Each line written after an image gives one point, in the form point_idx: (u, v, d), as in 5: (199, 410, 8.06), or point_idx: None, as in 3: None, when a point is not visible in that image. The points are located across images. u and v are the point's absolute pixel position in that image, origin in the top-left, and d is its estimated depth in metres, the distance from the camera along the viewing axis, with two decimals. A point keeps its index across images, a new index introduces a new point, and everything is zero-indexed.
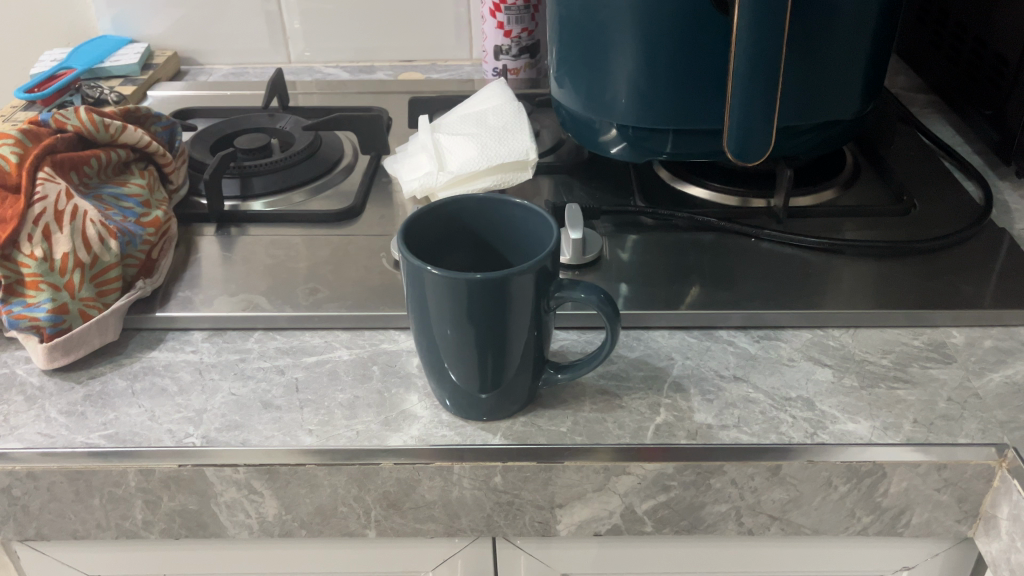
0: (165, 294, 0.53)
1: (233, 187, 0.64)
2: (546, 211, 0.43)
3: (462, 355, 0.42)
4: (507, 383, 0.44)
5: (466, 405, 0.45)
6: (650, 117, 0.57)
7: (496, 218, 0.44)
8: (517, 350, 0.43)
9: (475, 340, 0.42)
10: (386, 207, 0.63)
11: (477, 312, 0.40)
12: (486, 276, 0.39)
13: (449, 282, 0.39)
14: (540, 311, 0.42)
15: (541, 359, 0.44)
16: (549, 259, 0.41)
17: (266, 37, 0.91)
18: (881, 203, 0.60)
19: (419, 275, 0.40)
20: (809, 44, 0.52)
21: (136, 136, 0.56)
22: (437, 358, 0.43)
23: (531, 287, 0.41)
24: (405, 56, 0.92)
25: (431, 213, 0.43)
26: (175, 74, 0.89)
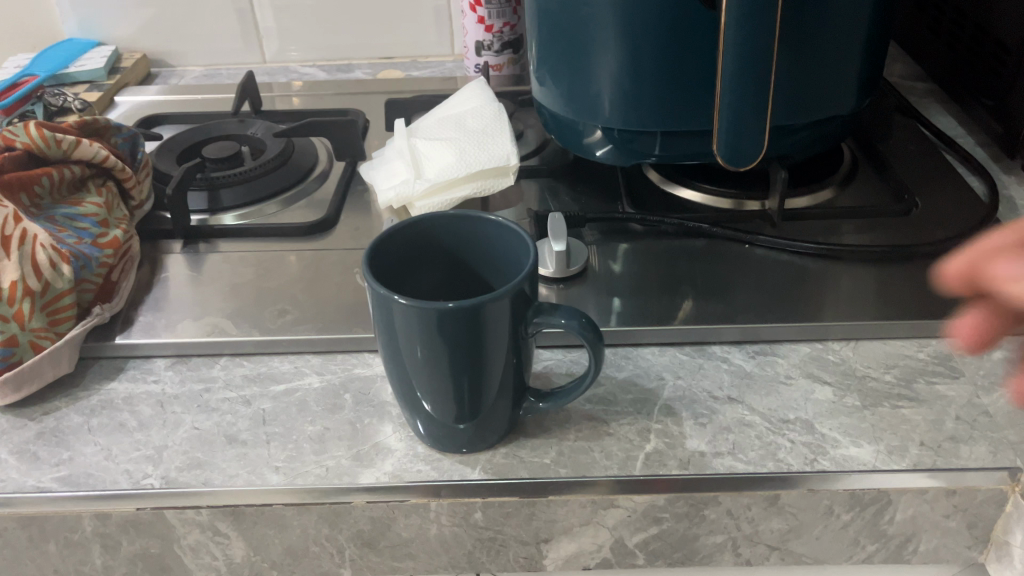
0: (126, 319, 0.50)
1: (200, 200, 0.61)
2: (523, 229, 0.40)
3: (437, 387, 0.40)
4: (486, 412, 0.41)
5: (442, 437, 0.42)
6: (636, 118, 0.54)
7: (470, 236, 0.41)
8: (495, 379, 0.40)
9: (449, 370, 0.39)
10: (361, 218, 0.60)
11: (450, 342, 0.37)
12: (458, 305, 0.36)
13: (417, 312, 0.36)
14: (518, 337, 0.39)
15: (522, 386, 0.41)
16: (525, 283, 0.38)
17: (238, 36, 0.87)
18: (880, 202, 0.57)
19: (387, 304, 0.37)
20: (804, 34, 0.49)
21: (91, 151, 0.53)
22: (410, 389, 0.40)
23: (507, 314, 0.38)
24: (384, 53, 0.89)
25: (401, 233, 0.40)
26: (144, 79, 0.86)
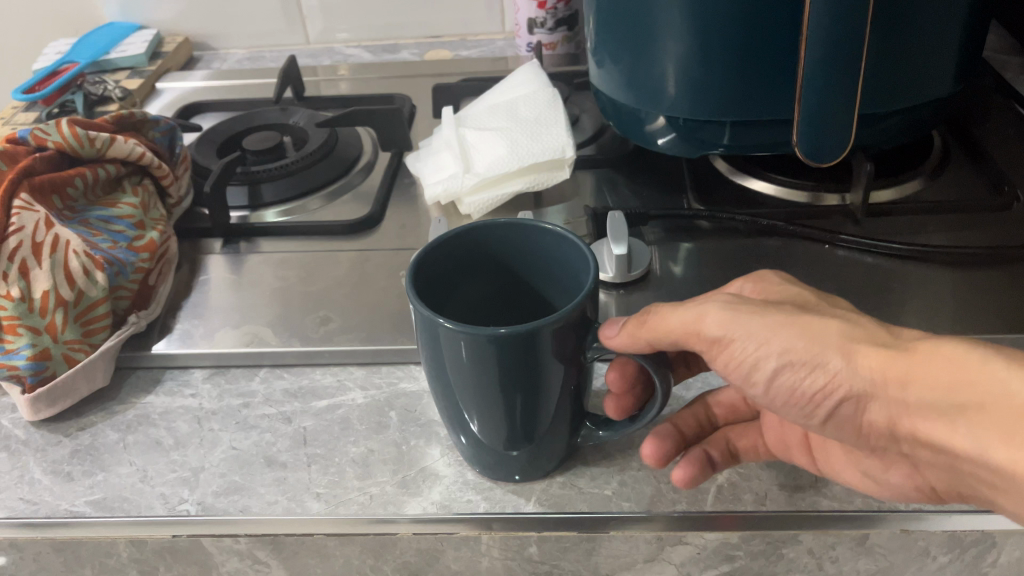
0: (163, 327, 0.48)
1: (241, 196, 0.58)
2: (581, 240, 0.36)
3: (484, 413, 0.36)
4: (541, 439, 0.37)
5: (494, 464, 0.38)
6: (703, 105, 0.50)
7: (523, 245, 0.38)
8: (551, 405, 0.36)
9: (500, 397, 0.35)
10: (408, 215, 0.57)
11: (502, 369, 0.34)
12: (510, 331, 0.32)
13: (465, 338, 0.32)
14: (576, 362, 0.35)
15: (580, 411, 0.38)
16: (586, 303, 0.34)
17: (281, 17, 0.84)
18: (975, 196, 0.52)
19: (431, 327, 0.33)
20: (900, 10, 0.43)
21: (126, 149, 0.51)
22: (457, 412, 0.37)
23: (565, 338, 0.34)
24: (432, 32, 0.85)
25: (446, 244, 0.36)
26: (185, 64, 0.83)
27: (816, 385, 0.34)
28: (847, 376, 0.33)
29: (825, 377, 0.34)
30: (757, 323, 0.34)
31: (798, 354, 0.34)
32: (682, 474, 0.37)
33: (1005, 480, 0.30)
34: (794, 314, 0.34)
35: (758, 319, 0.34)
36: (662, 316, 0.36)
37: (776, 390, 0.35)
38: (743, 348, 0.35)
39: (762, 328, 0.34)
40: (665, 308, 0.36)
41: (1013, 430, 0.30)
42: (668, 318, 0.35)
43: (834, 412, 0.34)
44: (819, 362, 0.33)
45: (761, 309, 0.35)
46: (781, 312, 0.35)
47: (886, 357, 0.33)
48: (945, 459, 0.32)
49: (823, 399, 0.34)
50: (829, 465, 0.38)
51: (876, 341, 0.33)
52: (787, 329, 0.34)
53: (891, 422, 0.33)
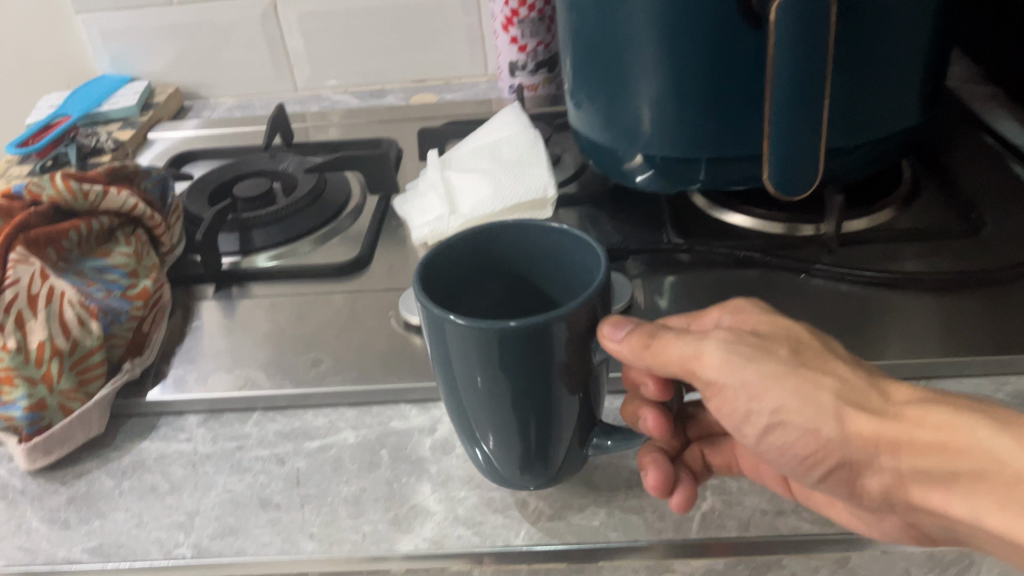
0: (158, 373, 0.49)
1: (232, 242, 0.60)
2: (583, 232, 0.37)
3: (498, 417, 0.36)
4: (553, 437, 0.37)
5: (507, 464, 0.38)
6: (679, 142, 0.51)
7: (527, 247, 0.39)
8: (563, 401, 0.36)
9: (513, 395, 0.35)
10: (395, 256, 0.58)
11: (513, 365, 0.34)
12: (520, 324, 0.32)
13: (475, 333, 0.33)
14: (587, 358, 0.35)
15: (590, 418, 0.38)
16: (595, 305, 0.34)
17: (269, 65, 0.86)
18: (946, 223, 0.54)
19: (441, 325, 0.34)
20: (860, 52, 0.46)
21: (119, 200, 0.52)
22: (470, 419, 0.37)
23: (576, 331, 0.34)
24: (417, 76, 0.87)
25: (451, 252, 0.38)
26: (176, 113, 0.85)
27: (809, 445, 0.36)
28: (840, 441, 0.35)
29: (818, 442, 0.35)
30: (749, 374, 0.35)
31: (791, 411, 0.35)
32: (683, 499, 0.37)
33: (998, 540, 0.31)
34: (788, 365, 0.35)
35: (752, 369, 0.35)
36: (663, 344, 0.36)
37: (772, 444, 0.37)
38: (737, 397, 0.36)
39: (755, 379, 0.35)
40: (664, 337, 0.36)
41: (1006, 498, 0.31)
42: (669, 349, 0.36)
43: (830, 473, 0.36)
44: (813, 426, 0.35)
45: (754, 356, 0.35)
46: (777, 361, 0.35)
47: (875, 421, 0.34)
48: (941, 519, 0.34)
49: (819, 461, 0.36)
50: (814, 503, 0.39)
51: (867, 407, 0.34)
52: (784, 383, 0.35)
53: (887, 488, 0.35)
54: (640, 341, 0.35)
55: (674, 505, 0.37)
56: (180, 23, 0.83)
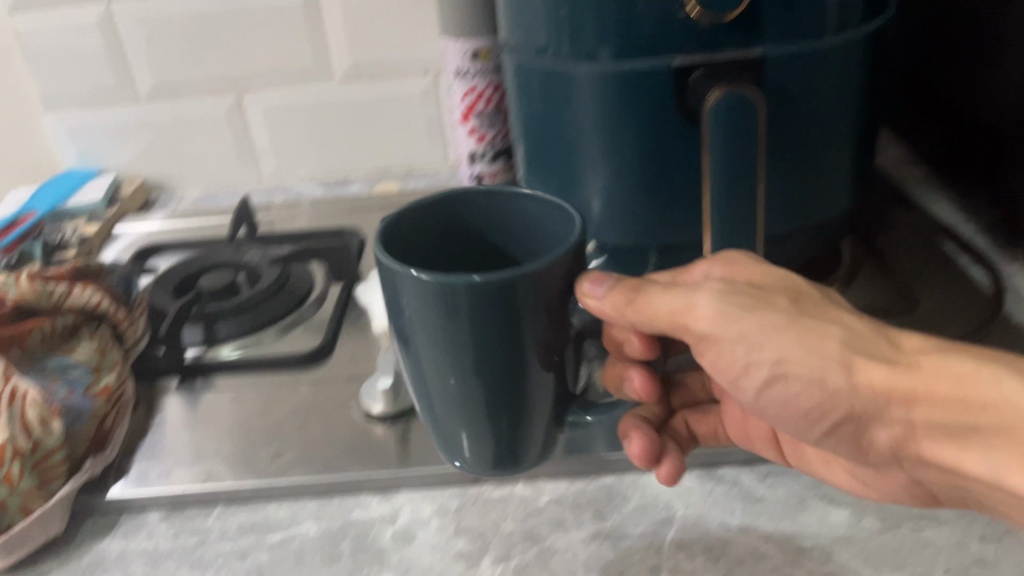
0: (120, 470, 0.49)
1: (196, 333, 0.60)
2: (551, 195, 0.39)
3: (463, 385, 0.37)
4: (521, 405, 0.38)
5: (473, 435, 0.39)
6: (629, 228, 0.54)
7: (495, 213, 0.41)
8: (530, 368, 0.37)
9: (479, 358, 0.35)
10: (358, 344, 0.60)
11: (479, 325, 0.34)
12: (486, 279, 0.33)
13: (441, 288, 0.33)
14: (555, 322, 0.36)
15: (564, 392, 0.40)
16: (566, 269, 0.35)
17: (235, 157, 0.88)
18: (886, 302, 0.57)
19: (404, 282, 0.34)
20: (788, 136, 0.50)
21: (82, 299, 0.54)
22: (435, 391, 0.38)
23: (542, 291, 0.35)
24: (380, 166, 0.90)
25: (420, 215, 0.39)
26: (142, 206, 0.87)
27: (811, 398, 0.39)
28: (850, 392, 0.38)
29: (823, 394, 0.39)
30: (746, 325, 0.38)
31: (791, 363, 0.38)
32: (668, 472, 0.43)
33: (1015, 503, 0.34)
34: (787, 316, 0.38)
35: (749, 317, 0.38)
36: (648, 298, 0.39)
37: (769, 398, 0.41)
38: (734, 351, 0.39)
39: (749, 330, 0.38)
40: (650, 291, 0.39)
41: None
42: (655, 303, 0.39)
43: (836, 428, 0.40)
44: (820, 377, 0.38)
45: (749, 307, 0.38)
46: (773, 312, 0.38)
47: (888, 372, 0.37)
48: (951, 478, 0.37)
49: (822, 412, 0.39)
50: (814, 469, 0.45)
51: (879, 359, 0.38)
52: (786, 329, 0.38)
53: (900, 441, 0.38)
54: (621, 295, 0.38)
55: (662, 475, 0.43)
56: (147, 120, 0.86)
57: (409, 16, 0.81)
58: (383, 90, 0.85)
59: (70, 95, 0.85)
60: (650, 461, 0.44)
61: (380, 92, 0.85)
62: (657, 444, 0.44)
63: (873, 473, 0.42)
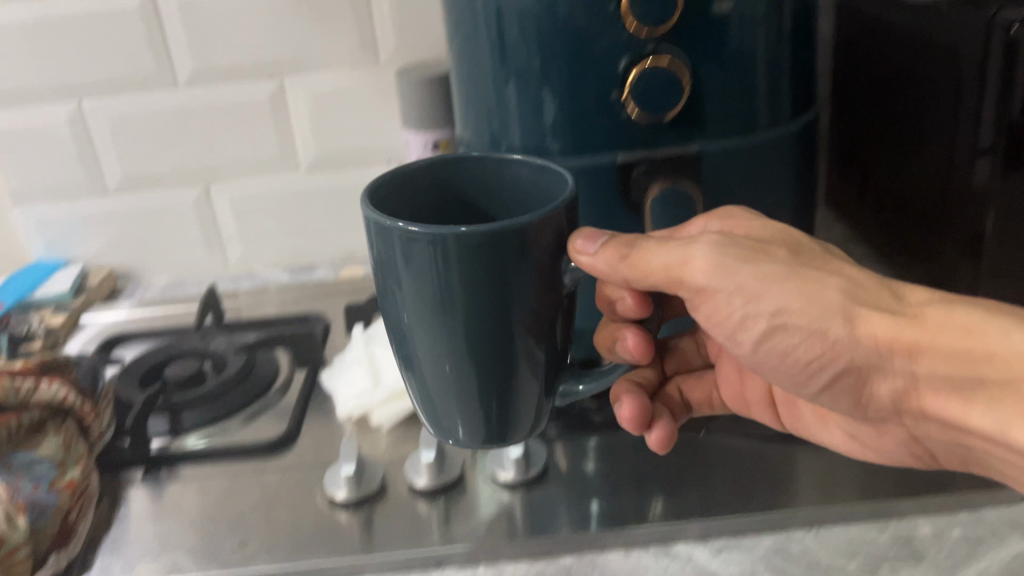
0: (83, 565, 0.50)
1: (162, 424, 0.61)
2: (536, 160, 0.42)
3: (448, 337, 0.39)
4: (510, 365, 0.40)
5: (465, 395, 0.41)
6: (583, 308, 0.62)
7: (484, 178, 0.44)
8: (519, 326, 0.39)
9: (468, 312, 0.38)
10: (323, 430, 0.61)
11: (467, 277, 0.37)
12: (474, 230, 0.36)
13: (431, 240, 0.36)
14: (544, 282, 0.39)
15: (558, 358, 0.43)
16: (552, 238, 0.39)
17: (202, 245, 0.90)
18: None
19: (397, 238, 0.37)
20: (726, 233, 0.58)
21: (49, 393, 0.55)
22: (421, 348, 0.40)
23: (528, 246, 0.37)
24: (345, 251, 0.92)
25: (411, 178, 0.43)
26: (108, 295, 0.88)
27: (810, 347, 0.46)
28: (846, 342, 0.45)
29: (821, 342, 0.46)
30: (743, 276, 0.44)
31: (789, 313, 0.45)
32: (658, 439, 0.52)
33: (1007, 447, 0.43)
34: (786, 267, 0.45)
35: (746, 269, 0.44)
36: (647, 255, 0.45)
37: (769, 340, 0.47)
38: (732, 302, 0.45)
39: (748, 281, 0.45)
40: (647, 247, 0.45)
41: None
42: (655, 260, 0.45)
43: (832, 373, 0.47)
44: (820, 327, 0.45)
45: (744, 259, 0.44)
46: (764, 266, 0.45)
47: (888, 324, 0.44)
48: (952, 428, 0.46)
49: (822, 358, 0.46)
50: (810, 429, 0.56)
51: (876, 310, 0.45)
52: (780, 282, 0.44)
53: (898, 388, 0.46)
54: (613, 251, 0.42)
55: (654, 442, 0.53)
56: (115, 211, 0.88)
57: (372, 109, 0.85)
58: (347, 179, 0.88)
59: (38, 188, 0.86)
60: (641, 426, 0.53)
61: (344, 181, 0.88)
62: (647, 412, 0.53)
63: (875, 433, 0.52)
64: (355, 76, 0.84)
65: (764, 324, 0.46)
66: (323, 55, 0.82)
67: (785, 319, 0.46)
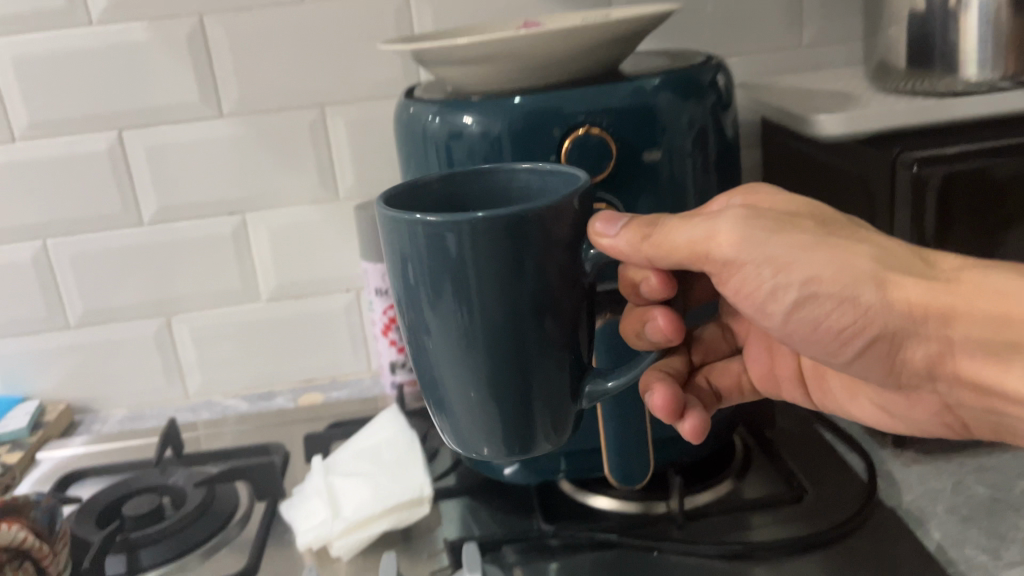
0: None
1: (118, 564, 0.61)
2: (547, 166, 0.42)
3: (465, 325, 0.38)
4: (533, 368, 0.39)
5: (488, 406, 0.39)
6: None
7: (492, 188, 0.43)
8: (540, 322, 0.38)
9: (488, 304, 0.37)
10: (283, 564, 0.61)
11: (485, 265, 0.36)
12: (491, 214, 0.35)
13: (446, 227, 0.36)
14: (563, 277, 0.38)
15: (581, 365, 0.41)
16: (573, 219, 0.38)
17: (162, 376, 0.91)
18: (778, 491, 0.63)
19: (410, 229, 0.36)
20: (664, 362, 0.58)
21: (10, 535, 0.55)
22: (437, 344, 0.39)
23: (547, 231, 0.37)
24: (305, 377, 0.94)
25: (419, 188, 0.42)
26: (65, 429, 0.88)
27: (841, 313, 0.47)
28: (877, 305, 0.46)
29: (854, 308, 0.46)
30: (772, 247, 0.45)
31: (818, 279, 0.46)
32: (692, 431, 0.52)
33: None
34: (814, 237, 0.45)
35: (774, 241, 0.45)
36: (670, 229, 0.44)
37: (803, 306, 0.48)
38: (763, 273, 0.46)
39: (777, 252, 0.45)
40: (669, 224, 0.44)
41: None
42: (678, 234, 0.44)
43: (866, 343, 0.49)
44: (849, 295, 0.46)
45: (772, 231, 0.45)
46: (791, 238, 0.45)
47: (914, 287, 0.46)
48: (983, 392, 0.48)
49: (854, 325, 0.48)
50: (847, 409, 0.61)
51: (910, 276, 0.46)
52: (813, 249, 0.45)
53: (927, 357, 0.48)
54: (634, 231, 0.41)
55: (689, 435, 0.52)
56: (74, 344, 0.89)
57: (332, 239, 0.88)
58: (307, 307, 0.91)
59: None
60: (674, 417, 0.52)
61: (304, 309, 0.91)
62: (678, 400, 0.51)
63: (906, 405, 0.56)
64: (316, 211, 0.87)
65: (796, 293, 0.47)
66: (285, 192, 0.86)
67: (817, 289, 0.46)
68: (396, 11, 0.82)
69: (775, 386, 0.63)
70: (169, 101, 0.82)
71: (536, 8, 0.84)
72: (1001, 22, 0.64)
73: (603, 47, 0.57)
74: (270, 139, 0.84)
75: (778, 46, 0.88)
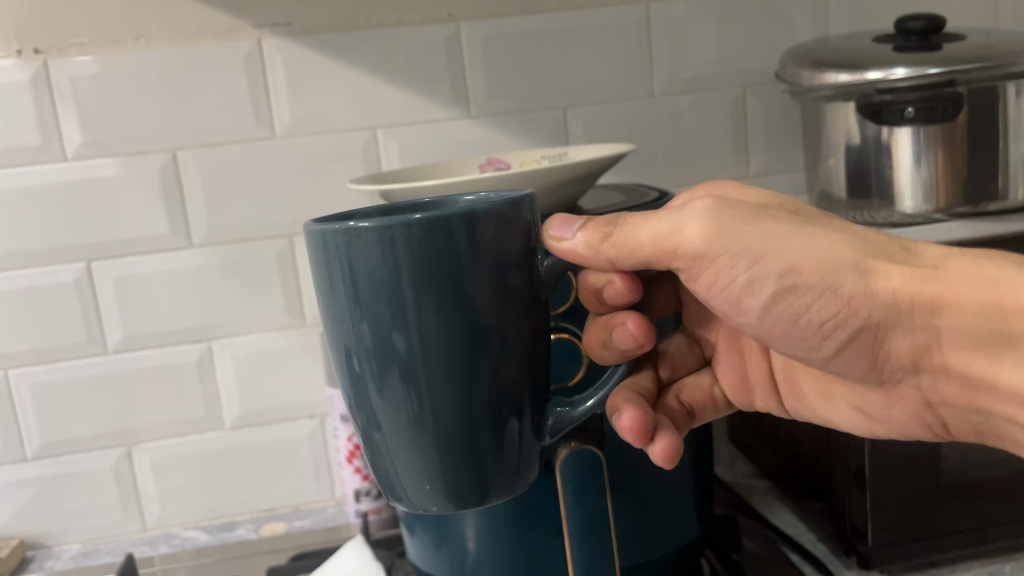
0: None
1: None
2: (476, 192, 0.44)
3: (414, 387, 0.39)
4: (480, 388, 0.40)
5: (436, 432, 0.40)
6: (499, 568, 0.60)
7: None
8: (485, 336, 0.39)
9: (431, 314, 0.38)
10: None
11: (426, 271, 0.38)
12: (428, 215, 0.37)
13: (382, 232, 0.37)
14: (509, 291, 0.40)
15: (541, 387, 0.43)
16: (520, 235, 0.40)
17: (119, 508, 0.89)
18: None
19: (345, 241, 0.38)
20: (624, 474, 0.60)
21: None
22: (378, 366, 0.39)
23: (487, 238, 0.39)
24: (266, 505, 0.92)
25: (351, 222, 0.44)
26: (16, 566, 0.85)
27: (823, 304, 0.48)
28: (859, 291, 0.47)
29: (838, 297, 0.47)
30: (746, 237, 0.45)
31: (798, 268, 0.46)
32: (662, 454, 0.53)
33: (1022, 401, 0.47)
34: (788, 225, 0.46)
35: (748, 229, 0.45)
36: (638, 225, 0.46)
37: (782, 302, 0.48)
38: (739, 267, 0.46)
39: (751, 242, 0.46)
40: (633, 222, 0.46)
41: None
42: (644, 229, 0.46)
43: (850, 336, 0.49)
44: (833, 283, 0.47)
45: (745, 220, 0.46)
46: (765, 225, 0.46)
47: (897, 279, 0.47)
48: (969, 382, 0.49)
49: (836, 318, 0.48)
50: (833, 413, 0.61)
51: (892, 263, 0.47)
52: (789, 238, 0.46)
53: (913, 346, 0.49)
54: (596, 231, 0.45)
55: (659, 457, 0.53)
56: (29, 477, 0.87)
57: (298, 367, 0.89)
58: (271, 433, 0.90)
59: None
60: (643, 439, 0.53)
61: (268, 436, 0.90)
62: (648, 422, 0.53)
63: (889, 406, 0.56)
64: (282, 338, 0.88)
65: (774, 286, 0.47)
66: (251, 321, 0.87)
67: (796, 279, 0.47)
68: (363, 147, 0.86)
69: (748, 393, 0.64)
70: (139, 235, 0.84)
71: (497, 144, 0.88)
72: (927, 165, 0.69)
73: (561, 185, 0.60)
74: (238, 269, 0.86)
75: (727, 176, 0.93)
